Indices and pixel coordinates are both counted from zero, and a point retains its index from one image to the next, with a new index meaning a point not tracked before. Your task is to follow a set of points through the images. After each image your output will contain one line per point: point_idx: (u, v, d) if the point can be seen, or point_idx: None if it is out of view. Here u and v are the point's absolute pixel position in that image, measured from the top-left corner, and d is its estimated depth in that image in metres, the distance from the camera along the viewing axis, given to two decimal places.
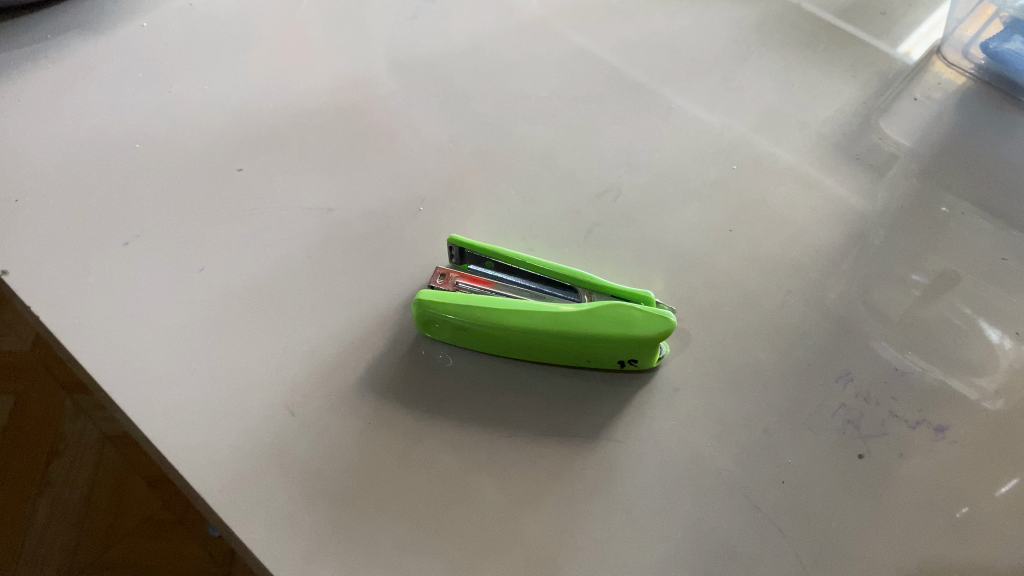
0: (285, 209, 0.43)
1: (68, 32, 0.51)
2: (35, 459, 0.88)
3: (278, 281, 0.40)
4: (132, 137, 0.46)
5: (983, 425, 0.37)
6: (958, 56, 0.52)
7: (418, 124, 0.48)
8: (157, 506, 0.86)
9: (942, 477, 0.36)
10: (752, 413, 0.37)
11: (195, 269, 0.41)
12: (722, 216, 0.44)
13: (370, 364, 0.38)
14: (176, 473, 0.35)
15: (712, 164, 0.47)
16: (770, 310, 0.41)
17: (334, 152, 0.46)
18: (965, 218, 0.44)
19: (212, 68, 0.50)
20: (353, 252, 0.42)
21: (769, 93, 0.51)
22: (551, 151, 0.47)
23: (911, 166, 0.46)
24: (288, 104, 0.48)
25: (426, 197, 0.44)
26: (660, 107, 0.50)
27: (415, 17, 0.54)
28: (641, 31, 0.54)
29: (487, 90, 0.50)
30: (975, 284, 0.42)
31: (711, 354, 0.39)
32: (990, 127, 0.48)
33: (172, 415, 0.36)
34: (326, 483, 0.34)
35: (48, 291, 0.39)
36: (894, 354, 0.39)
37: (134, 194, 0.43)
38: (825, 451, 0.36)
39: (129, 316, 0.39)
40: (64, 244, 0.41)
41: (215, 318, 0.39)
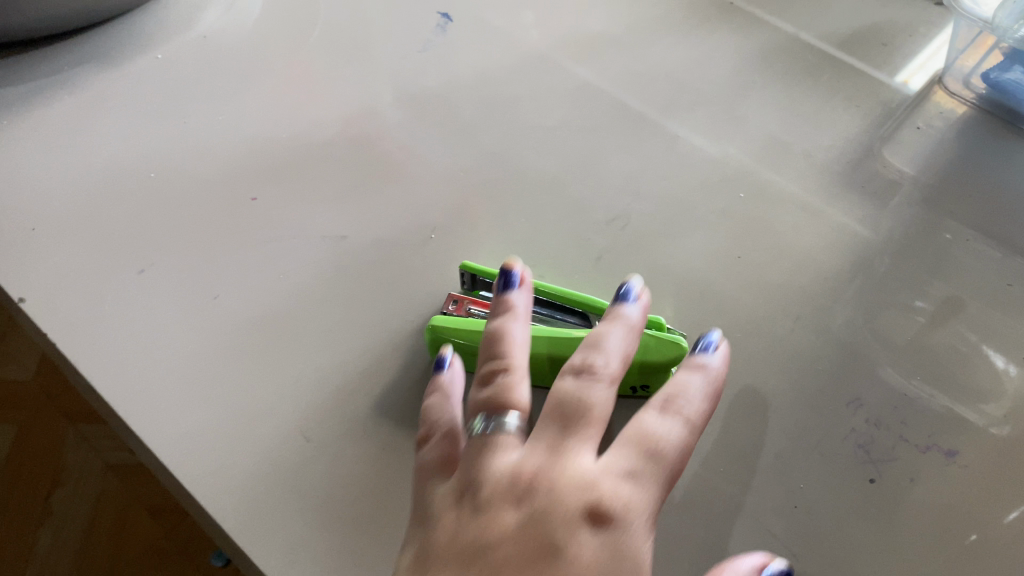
0: (298, 238, 0.44)
1: (83, 65, 0.52)
2: (35, 487, 0.83)
3: (291, 309, 0.41)
4: (146, 167, 0.46)
5: (993, 449, 0.37)
6: (959, 85, 0.53)
7: (428, 154, 0.49)
8: (160, 535, 0.81)
9: (955, 501, 0.36)
10: (763, 438, 0.37)
11: (211, 297, 0.41)
12: (729, 244, 0.45)
13: (383, 391, 0.38)
14: (191, 498, 0.35)
15: (718, 192, 0.47)
16: (778, 335, 0.41)
17: (346, 182, 0.47)
18: (970, 244, 0.45)
19: (225, 99, 0.51)
20: (366, 280, 0.42)
21: (774, 121, 0.51)
22: (560, 180, 0.48)
23: (914, 194, 0.47)
24: (301, 135, 0.49)
25: (437, 225, 0.45)
26: (667, 136, 0.50)
27: (425, 50, 0.55)
28: (647, 62, 0.55)
29: (496, 121, 0.51)
30: (982, 310, 0.42)
31: (721, 379, 0.39)
32: (992, 155, 0.49)
33: (187, 442, 0.36)
34: (342, 509, 0.34)
35: (63, 319, 0.40)
36: (901, 381, 0.39)
37: (149, 224, 0.44)
38: (837, 475, 0.36)
39: (146, 344, 0.39)
40: (79, 274, 0.41)
41: (230, 346, 0.39)
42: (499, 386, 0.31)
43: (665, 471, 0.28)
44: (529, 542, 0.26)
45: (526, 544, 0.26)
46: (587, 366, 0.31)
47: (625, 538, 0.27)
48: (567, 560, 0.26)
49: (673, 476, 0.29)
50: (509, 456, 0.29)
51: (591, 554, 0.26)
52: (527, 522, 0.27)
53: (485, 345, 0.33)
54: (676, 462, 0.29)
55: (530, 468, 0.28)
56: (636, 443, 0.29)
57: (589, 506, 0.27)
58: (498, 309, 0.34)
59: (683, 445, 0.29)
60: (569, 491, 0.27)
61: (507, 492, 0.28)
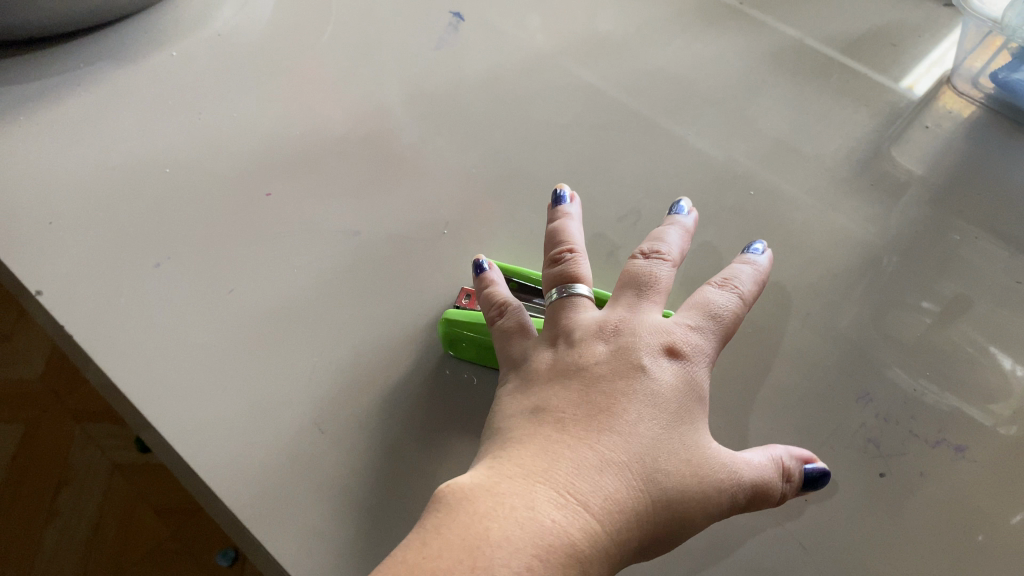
0: (313, 233, 0.44)
1: (100, 61, 0.52)
2: (43, 486, 0.83)
3: (307, 302, 0.41)
4: (162, 163, 0.47)
5: (1001, 447, 0.38)
6: (969, 86, 0.53)
7: (441, 151, 0.49)
8: (167, 535, 0.80)
9: (963, 497, 0.36)
10: (773, 433, 0.38)
11: (226, 290, 0.41)
12: (740, 240, 0.45)
13: (397, 384, 0.39)
14: (207, 488, 0.35)
15: (729, 190, 0.48)
16: (789, 331, 0.41)
17: (360, 178, 0.47)
18: (978, 244, 0.45)
19: (240, 96, 0.51)
20: (380, 275, 0.43)
21: (784, 120, 0.52)
22: (571, 177, 0.48)
23: (923, 193, 0.47)
24: (315, 132, 0.49)
25: (450, 221, 0.45)
26: (677, 134, 0.51)
27: (438, 48, 0.55)
28: (658, 61, 0.55)
29: (508, 119, 0.51)
30: (989, 309, 0.43)
31: (732, 374, 0.40)
32: (1000, 155, 0.49)
33: (204, 432, 0.36)
34: (357, 500, 0.35)
35: (81, 311, 0.40)
36: (907, 380, 0.40)
37: (165, 218, 0.44)
38: (847, 469, 0.37)
39: (162, 336, 0.39)
40: (96, 267, 0.42)
41: (246, 339, 0.40)
42: (568, 263, 0.38)
43: (723, 327, 0.36)
44: (621, 367, 0.33)
45: (622, 371, 0.33)
46: (654, 251, 0.38)
47: (692, 371, 0.34)
48: (651, 379, 0.33)
49: (728, 332, 0.36)
50: (593, 348, 0.34)
51: (668, 380, 0.33)
52: (616, 355, 0.34)
53: (548, 238, 0.40)
54: (732, 322, 0.36)
55: (615, 320, 0.35)
56: (697, 307, 0.36)
57: (666, 346, 0.34)
58: (551, 217, 0.41)
59: (732, 317, 0.37)
60: (648, 336, 0.34)
61: (596, 333, 0.35)
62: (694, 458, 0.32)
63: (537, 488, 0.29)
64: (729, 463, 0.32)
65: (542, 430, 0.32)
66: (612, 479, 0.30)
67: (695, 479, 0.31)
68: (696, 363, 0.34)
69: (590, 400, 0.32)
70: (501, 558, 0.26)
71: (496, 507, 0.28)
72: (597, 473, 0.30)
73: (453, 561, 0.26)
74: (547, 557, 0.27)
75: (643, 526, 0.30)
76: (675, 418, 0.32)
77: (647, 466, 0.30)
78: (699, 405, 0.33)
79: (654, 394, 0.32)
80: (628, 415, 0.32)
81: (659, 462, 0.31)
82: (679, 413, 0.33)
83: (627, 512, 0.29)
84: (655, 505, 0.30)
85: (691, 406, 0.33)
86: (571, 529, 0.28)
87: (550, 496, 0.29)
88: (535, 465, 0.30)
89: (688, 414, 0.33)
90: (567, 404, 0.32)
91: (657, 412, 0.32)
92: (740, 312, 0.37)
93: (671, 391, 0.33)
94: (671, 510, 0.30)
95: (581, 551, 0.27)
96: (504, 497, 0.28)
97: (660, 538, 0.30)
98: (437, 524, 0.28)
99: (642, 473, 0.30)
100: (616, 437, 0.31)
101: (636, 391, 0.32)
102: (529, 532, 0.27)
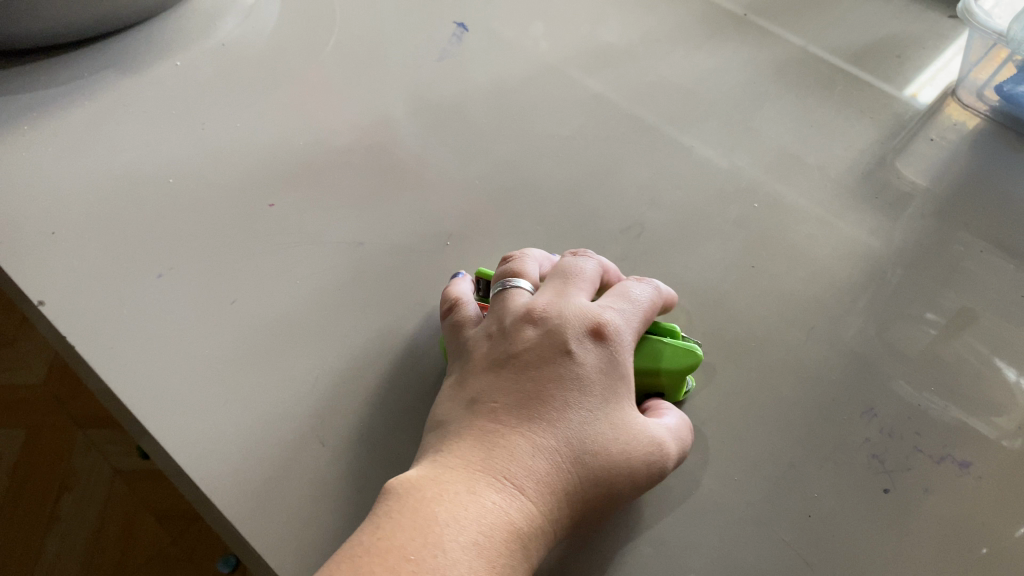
0: (316, 244, 0.44)
1: (104, 71, 0.53)
2: (45, 492, 0.82)
3: (309, 314, 0.41)
4: (166, 173, 0.47)
5: (1006, 461, 0.37)
6: (973, 98, 0.53)
7: (444, 163, 0.49)
8: (168, 542, 0.80)
9: (968, 513, 0.36)
10: (778, 447, 0.38)
11: (228, 301, 0.41)
12: (744, 253, 0.45)
13: (400, 397, 0.39)
14: (208, 501, 0.35)
15: (732, 203, 0.47)
16: (793, 345, 0.41)
17: (363, 189, 0.47)
18: (982, 257, 0.45)
19: (244, 106, 0.51)
20: (383, 287, 0.43)
21: (788, 132, 0.52)
22: (574, 189, 0.48)
23: (928, 206, 0.47)
24: (318, 143, 0.49)
25: (453, 232, 0.45)
26: (681, 145, 0.51)
27: (442, 59, 0.55)
28: (662, 72, 0.55)
29: (512, 130, 0.51)
30: (994, 322, 0.42)
31: (735, 389, 0.39)
32: (1005, 168, 0.49)
33: (206, 444, 0.36)
34: (358, 513, 0.35)
35: (83, 321, 0.40)
36: (912, 394, 0.39)
37: (167, 228, 0.44)
38: (851, 485, 0.37)
39: (164, 347, 0.39)
40: (98, 277, 0.42)
41: (248, 350, 0.40)
42: (511, 264, 0.40)
43: (646, 310, 0.38)
44: (549, 352, 0.35)
45: (549, 355, 0.35)
46: (581, 254, 0.40)
47: (618, 351, 0.36)
48: (576, 363, 0.35)
49: (650, 314, 0.38)
50: (523, 335, 0.36)
51: (594, 361, 0.35)
52: (543, 339, 0.36)
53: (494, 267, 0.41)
54: (651, 306, 0.38)
55: (542, 305, 0.37)
56: (618, 292, 0.38)
57: (591, 326, 0.36)
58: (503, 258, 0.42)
59: (652, 301, 0.38)
60: (574, 319, 0.36)
61: (525, 318, 0.37)
62: (620, 433, 0.34)
63: (476, 475, 0.32)
64: (654, 434, 0.35)
65: (479, 420, 0.34)
66: (544, 460, 0.32)
67: (624, 454, 0.34)
68: (622, 342, 0.36)
69: (521, 387, 0.34)
70: (451, 541, 0.29)
71: (443, 492, 0.31)
72: (530, 456, 0.32)
73: (406, 541, 0.29)
74: (490, 537, 0.30)
75: (575, 501, 0.32)
76: (601, 397, 0.35)
77: (576, 446, 0.33)
78: (624, 382, 0.36)
79: (580, 378, 0.35)
80: (557, 398, 0.34)
81: (587, 441, 0.33)
82: (605, 392, 0.35)
83: (558, 489, 0.32)
84: (585, 481, 0.33)
85: (616, 383, 0.35)
86: (509, 510, 0.31)
87: (490, 481, 0.31)
88: (475, 452, 0.33)
89: (613, 392, 0.35)
90: (501, 390, 0.35)
91: (583, 394, 0.34)
92: (658, 296, 0.39)
93: (596, 372, 0.35)
94: (601, 484, 0.33)
95: (519, 530, 0.30)
96: (447, 483, 0.31)
97: (594, 510, 0.33)
98: (388, 510, 0.31)
99: (570, 454, 0.33)
100: (546, 423, 0.33)
101: (563, 375, 0.35)
102: (472, 516, 0.30)
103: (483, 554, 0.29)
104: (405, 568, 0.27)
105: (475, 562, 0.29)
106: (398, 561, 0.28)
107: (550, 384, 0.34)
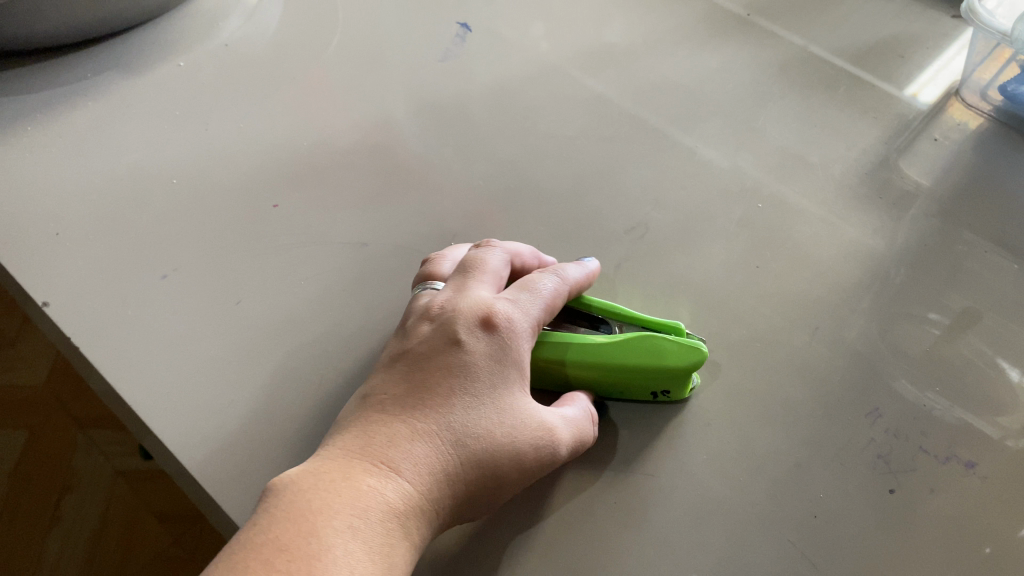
0: (320, 244, 0.44)
1: (106, 72, 0.52)
2: (47, 493, 0.82)
3: (313, 316, 0.41)
4: (169, 174, 0.47)
5: (1011, 461, 0.37)
6: (977, 98, 0.53)
7: (447, 163, 0.49)
8: (169, 542, 0.79)
9: (973, 513, 0.36)
10: (783, 447, 0.38)
11: (232, 302, 0.41)
12: (748, 254, 0.45)
13: None
14: (212, 502, 0.35)
15: (736, 203, 0.47)
16: (797, 345, 0.41)
17: (366, 189, 0.47)
18: (986, 257, 0.45)
19: (247, 106, 0.51)
20: (387, 287, 0.43)
21: (791, 133, 0.52)
22: (578, 189, 0.48)
23: (931, 206, 0.47)
24: (321, 143, 0.49)
25: (457, 233, 0.45)
26: (685, 146, 0.51)
27: (445, 59, 0.55)
28: (665, 72, 0.55)
29: (515, 131, 0.51)
30: (998, 322, 0.42)
31: (740, 389, 0.39)
32: (1008, 168, 0.49)
33: (210, 445, 0.36)
34: None
35: (87, 322, 0.40)
36: (916, 394, 0.39)
37: (170, 229, 0.44)
38: (857, 485, 0.37)
39: (168, 347, 0.39)
40: (103, 278, 0.42)
41: (253, 351, 0.40)
42: (429, 265, 0.41)
43: (549, 304, 0.38)
44: (438, 343, 0.35)
45: (440, 347, 0.35)
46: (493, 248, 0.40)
47: (508, 338, 0.35)
48: (463, 352, 0.34)
49: (553, 305, 0.38)
50: (419, 331, 0.36)
51: (484, 349, 0.35)
52: (435, 333, 0.36)
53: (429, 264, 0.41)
54: (553, 298, 0.38)
55: (440, 301, 0.37)
56: (524, 284, 0.38)
57: (481, 315, 0.35)
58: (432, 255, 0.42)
59: (557, 292, 0.38)
60: (466, 309, 0.36)
61: (423, 316, 0.37)
62: (507, 416, 0.34)
63: (355, 463, 0.31)
64: (542, 420, 0.35)
65: (369, 413, 0.34)
66: (425, 445, 0.32)
67: (509, 436, 0.33)
68: (516, 329, 0.36)
69: (410, 379, 0.34)
70: (326, 526, 0.29)
71: (321, 483, 0.31)
72: (412, 442, 0.32)
73: (278, 530, 0.28)
74: (365, 519, 0.29)
75: (461, 484, 0.32)
76: (491, 382, 0.34)
77: (460, 430, 0.33)
78: (519, 369, 0.35)
79: (467, 366, 0.34)
80: (443, 387, 0.34)
81: (471, 425, 0.33)
82: (496, 377, 0.34)
83: (440, 472, 0.32)
84: (468, 463, 0.32)
85: (510, 368, 0.35)
86: (386, 493, 0.30)
87: (368, 467, 0.31)
88: (358, 443, 0.32)
89: (505, 378, 0.35)
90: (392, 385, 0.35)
91: (472, 380, 0.34)
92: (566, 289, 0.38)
93: (488, 358, 0.35)
94: (486, 467, 0.33)
95: (396, 512, 0.30)
96: (326, 473, 0.31)
97: (481, 493, 0.33)
98: (268, 507, 0.30)
99: (453, 438, 0.33)
100: (430, 410, 0.33)
101: (450, 364, 0.34)
102: (345, 499, 0.30)
103: (356, 537, 0.29)
104: (277, 557, 0.27)
105: (350, 544, 0.28)
106: (270, 551, 0.28)
107: (436, 372, 0.34)
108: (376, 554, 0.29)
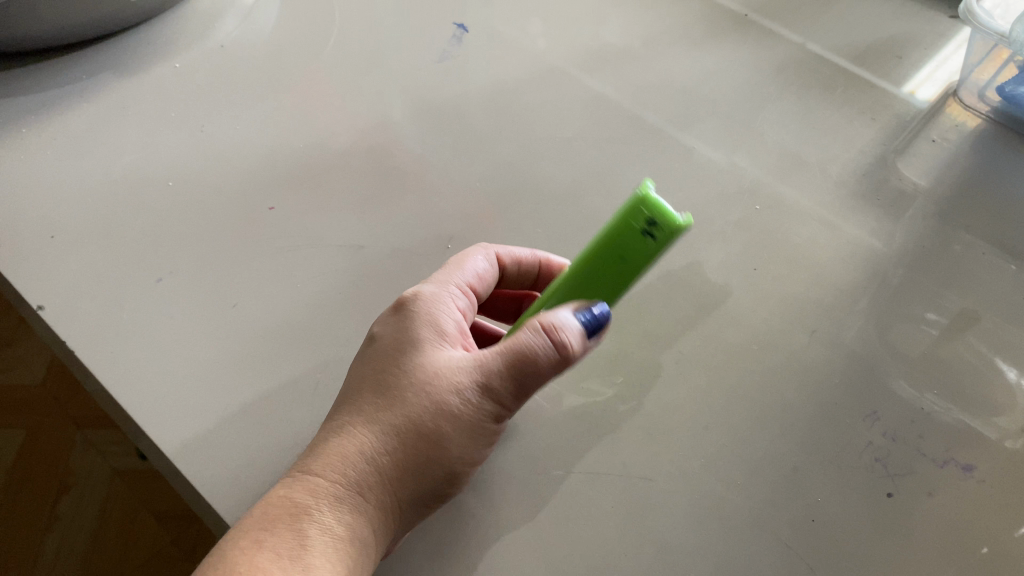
0: (316, 246, 0.44)
1: (102, 73, 0.52)
2: (45, 493, 0.82)
3: (310, 318, 0.41)
4: (165, 176, 0.47)
5: (1007, 463, 0.37)
6: (975, 98, 0.53)
7: (444, 165, 0.49)
8: (168, 541, 0.79)
9: (969, 516, 0.36)
10: (782, 451, 0.38)
11: (229, 305, 0.41)
12: (746, 255, 0.45)
13: None
14: (209, 506, 0.35)
15: (735, 204, 0.47)
16: (796, 347, 0.41)
17: (363, 191, 0.47)
18: (984, 257, 0.45)
19: (244, 108, 0.51)
20: (384, 290, 0.43)
21: (790, 133, 0.51)
22: (575, 191, 0.48)
23: (929, 206, 0.47)
24: (318, 145, 0.49)
25: (454, 235, 0.45)
26: (683, 147, 0.50)
27: (442, 60, 0.55)
28: (663, 73, 0.55)
29: (512, 132, 0.51)
30: (996, 323, 0.42)
31: (738, 392, 0.39)
32: (1006, 168, 0.49)
33: (207, 449, 0.36)
34: None
35: (83, 326, 0.40)
36: (914, 395, 0.39)
37: (167, 231, 0.44)
38: (854, 489, 0.36)
39: (165, 351, 0.39)
40: (99, 281, 0.42)
41: (249, 354, 0.39)
42: None
43: (478, 280, 0.39)
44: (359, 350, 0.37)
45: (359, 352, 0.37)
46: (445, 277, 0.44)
47: (414, 318, 0.36)
48: (370, 348, 0.36)
49: (480, 278, 0.39)
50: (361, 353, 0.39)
51: (389, 336, 0.36)
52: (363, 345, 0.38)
53: None
54: (472, 270, 0.39)
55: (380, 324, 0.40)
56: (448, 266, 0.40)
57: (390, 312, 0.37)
58: None
59: (483, 264, 0.40)
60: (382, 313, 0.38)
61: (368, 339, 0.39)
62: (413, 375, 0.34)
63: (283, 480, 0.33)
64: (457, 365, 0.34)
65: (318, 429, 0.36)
66: (332, 435, 0.33)
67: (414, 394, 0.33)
68: (424, 308, 0.36)
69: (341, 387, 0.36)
70: (235, 547, 0.31)
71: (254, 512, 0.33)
72: (325, 438, 0.33)
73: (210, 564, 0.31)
74: (272, 526, 0.31)
75: (388, 457, 0.33)
76: (395, 355, 0.35)
77: (365, 410, 0.34)
78: (431, 334, 0.35)
79: (371, 357, 0.35)
80: (354, 381, 0.35)
81: (376, 399, 0.34)
82: (401, 350, 0.35)
83: (349, 450, 0.33)
84: (377, 433, 0.33)
85: (417, 337, 0.35)
86: (294, 493, 0.32)
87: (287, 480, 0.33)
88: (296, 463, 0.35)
89: (411, 346, 0.35)
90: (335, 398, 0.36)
91: (377, 365, 0.35)
92: (495, 259, 0.40)
93: (391, 341, 0.35)
94: (395, 430, 0.33)
95: (303, 509, 0.32)
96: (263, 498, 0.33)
97: (403, 452, 0.33)
98: None
99: (359, 417, 0.33)
100: (342, 405, 0.35)
101: (361, 361, 0.36)
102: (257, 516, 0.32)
103: (262, 544, 0.31)
104: None
105: (253, 556, 0.30)
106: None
107: (354, 374, 0.36)
108: (292, 551, 0.30)
